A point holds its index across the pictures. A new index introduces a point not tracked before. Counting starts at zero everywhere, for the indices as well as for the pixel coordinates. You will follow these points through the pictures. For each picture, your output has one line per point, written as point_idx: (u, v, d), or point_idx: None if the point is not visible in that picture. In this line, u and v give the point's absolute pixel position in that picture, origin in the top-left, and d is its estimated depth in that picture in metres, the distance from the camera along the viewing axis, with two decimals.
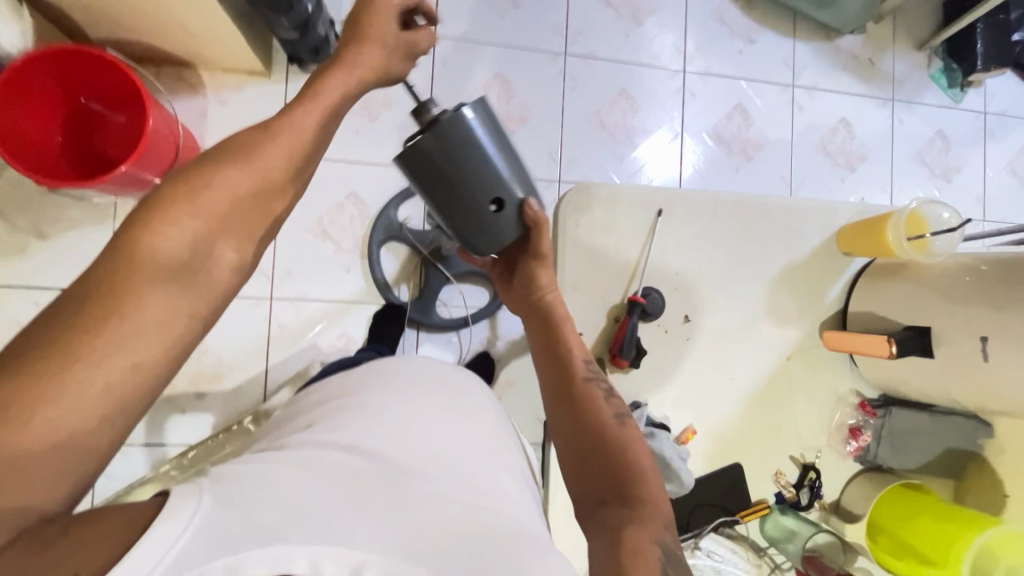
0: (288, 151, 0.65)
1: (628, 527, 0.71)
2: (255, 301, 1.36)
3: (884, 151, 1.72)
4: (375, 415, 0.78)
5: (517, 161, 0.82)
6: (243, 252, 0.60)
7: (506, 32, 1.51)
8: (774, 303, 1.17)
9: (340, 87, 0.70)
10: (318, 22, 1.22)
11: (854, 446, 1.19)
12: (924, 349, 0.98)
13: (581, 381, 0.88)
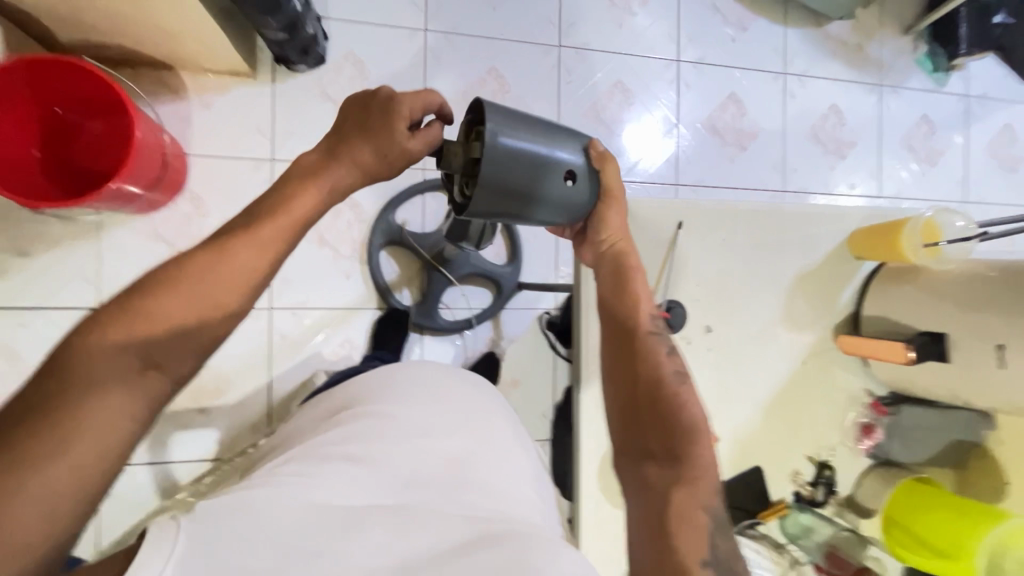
0: (249, 264, 0.63)
1: (679, 503, 0.68)
2: (254, 312, 1.33)
3: (872, 137, 1.74)
4: (392, 425, 0.81)
5: (546, 128, 0.78)
6: (185, 370, 0.60)
7: (498, 24, 1.47)
8: (790, 309, 1.05)
9: (323, 190, 0.68)
10: (307, 21, 1.16)
11: (867, 445, 1.06)
12: (940, 354, 0.93)
13: (644, 333, 0.77)
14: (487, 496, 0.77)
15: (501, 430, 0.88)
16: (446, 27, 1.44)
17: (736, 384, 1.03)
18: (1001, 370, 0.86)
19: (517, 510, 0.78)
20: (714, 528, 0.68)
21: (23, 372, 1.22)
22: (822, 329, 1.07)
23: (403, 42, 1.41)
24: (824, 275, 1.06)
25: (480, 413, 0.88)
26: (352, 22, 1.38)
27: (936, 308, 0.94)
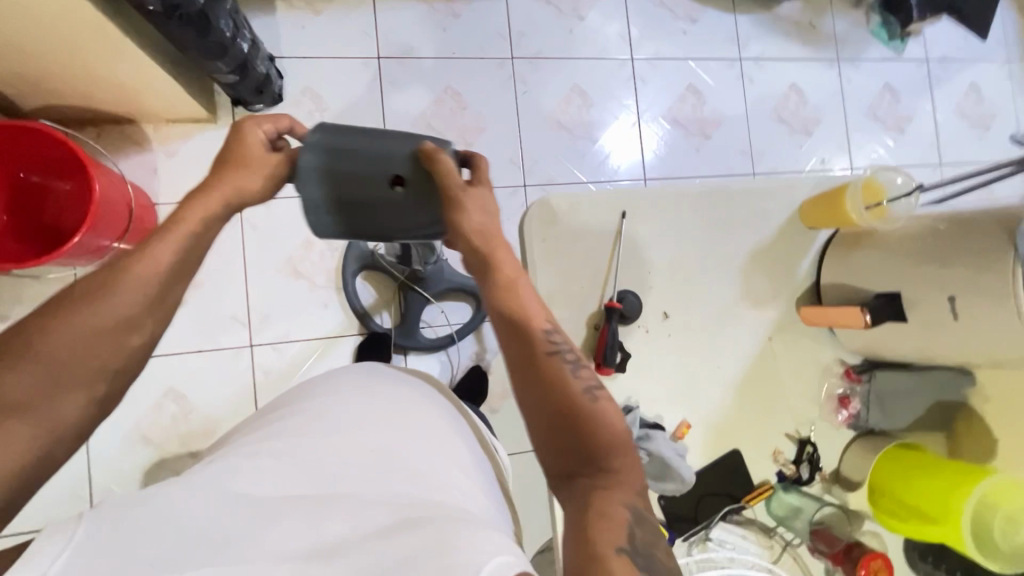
0: (139, 288, 0.70)
1: (598, 505, 0.70)
2: (235, 351, 1.34)
3: (837, 111, 1.75)
4: (319, 420, 0.79)
5: (367, 138, 0.79)
6: (93, 392, 0.67)
7: (450, 44, 1.50)
8: (748, 287, 1.29)
9: (199, 216, 0.75)
10: (257, 61, 1.19)
11: (845, 414, 1.29)
12: (897, 313, 1.08)
13: (544, 354, 0.79)
14: (418, 481, 0.73)
15: (438, 414, 0.84)
16: (399, 52, 1.46)
17: (701, 364, 1.27)
18: (955, 321, 0.98)
19: (449, 494, 0.72)
20: (635, 522, 0.70)
21: None
22: (785, 303, 1.31)
23: (358, 71, 1.44)
24: (773, 249, 1.30)
25: (414, 399, 0.84)
26: (306, 58, 1.41)
27: (892, 274, 1.07)
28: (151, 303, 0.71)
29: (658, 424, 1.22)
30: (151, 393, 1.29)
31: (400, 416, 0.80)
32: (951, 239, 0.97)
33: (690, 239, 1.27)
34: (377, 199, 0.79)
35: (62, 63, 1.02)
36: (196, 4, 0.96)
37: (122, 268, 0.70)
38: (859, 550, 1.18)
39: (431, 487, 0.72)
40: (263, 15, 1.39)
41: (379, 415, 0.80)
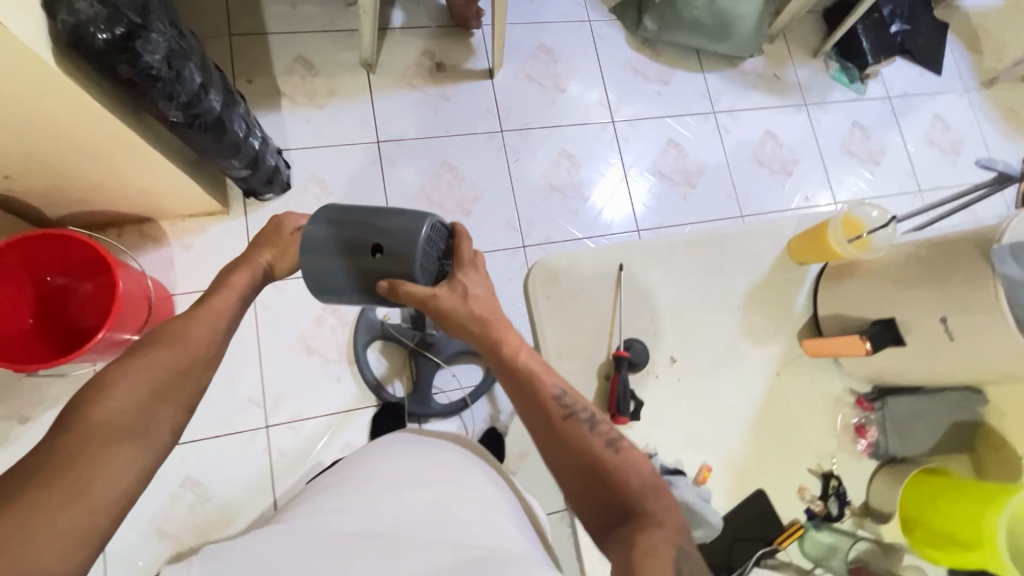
0: (209, 333, 0.77)
1: (643, 544, 0.67)
2: (251, 433, 1.34)
3: (812, 151, 1.84)
4: (366, 479, 0.74)
5: (363, 210, 0.82)
6: (179, 419, 0.70)
7: (442, 123, 1.61)
8: (748, 323, 1.15)
9: (246, 280, 0.87)
10: (266, 154, 1.28)
11: (865, 444, 1.14)
12: (895, 338, 1.02)
13: (559, 418, 0.79)
14: (474, 533, 0.70)
15: (481, 470, 0.82)
16: (396, 135, 1.58)
17: (716, 411, 1.11)
18: (952, 341, 0.94)
19: (507, 543, 0.69)
20: (682, 557, 0.67)
21: None
22: (787, 337, 1.16)
23: (359, 156, 1.54)
24: (771, 284, 1.16)
25: (460, 457, 0.82)
26: (311, 148, 1.52)
27: (883, 294, 1.02)
28: (220, 341, 0.79)
29: (678, 470, 1.05)
30: (168, 484, 1.28)
31: (451, 472, 0.77)
32: (939, 259, 0.93)
33: (687, 281, 1.12)
34: (346, 272, 0.82)
35: (92, 174, 1.10)
36: (214, 112, 1.05)
37: (190, 317, 0.78)
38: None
39: (486, 538, 0.69)
40: (270, 114, 1.52)
41: (429, 471, 0.77)
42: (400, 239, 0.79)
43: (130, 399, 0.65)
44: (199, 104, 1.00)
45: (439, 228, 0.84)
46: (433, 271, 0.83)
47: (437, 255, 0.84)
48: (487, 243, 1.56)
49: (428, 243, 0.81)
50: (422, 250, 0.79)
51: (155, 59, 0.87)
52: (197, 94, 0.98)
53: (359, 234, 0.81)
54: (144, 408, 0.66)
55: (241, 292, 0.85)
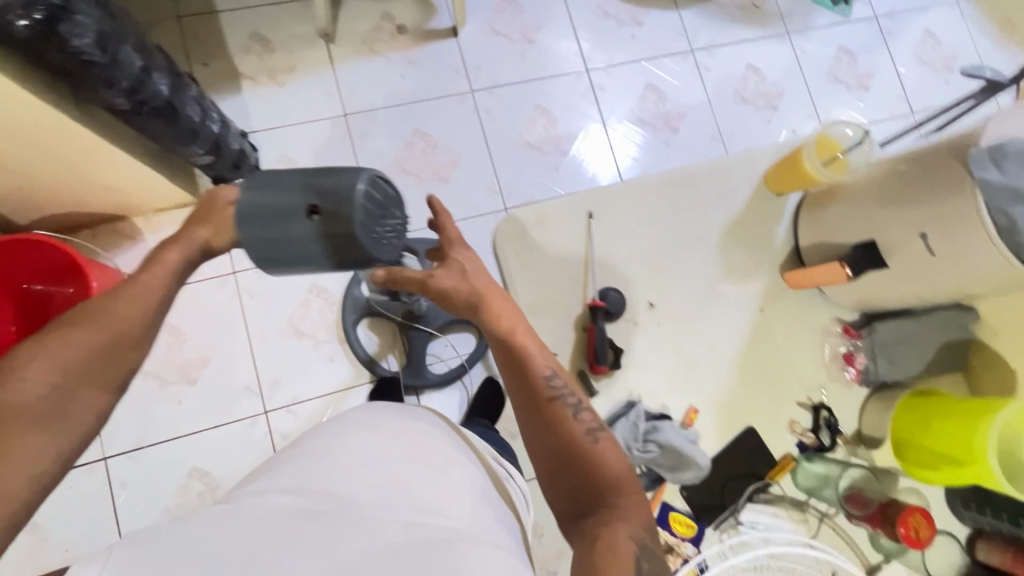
0: (139, 313, 0.73)
1: (603, 540, 0.70)
2: (251, 421, 1.35)
3: (798, 82, 1.76)
4: (328, 457, 0.77)
5: (294, 172, 0.76)
6: (103, 400, 0.68)
7: (410, 89, 1.55)
8: (727, 265, 1.42)
9: (179, 256, 0.80)
10: (229, 138, 1.24)
11: (853, 371, 1.38)
12: (876, 261, 1.15)
13: (546, 400, 0.81)
14: (426, 509, 0.73)
15: (438, 443, 0.85)
16: (364, 106, 1.52)
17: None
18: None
19: (459, 521, 0.73)
20: (641, 556, 0.70)
21: (47, 540, 1.23)
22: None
23: (328, 132, 1.49)
24: (739, 229, 1.43)
25: (417, 432, 0.85)
26: (277, 129, 1.47)
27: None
28: (150, 320, 0.74)
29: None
30: (176, 476, 1.30)
31: (405, 448, 0.80)
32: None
33: (661, 228, 1.43)
34: (287, 243, 0.75)
35: (49, 175, 1.07)
36: (163, 97, 1.01)
37: (115, 295, 0.73)
38: (893, 510, 1.26)
39: (437, 515, 0.72)
40: (231, 96, 1.46)
41: (386, 450, 0.79)
42: (337, 199, 0.71)
43: (38, 386, 0.62)
44: (144, 88, 0.96)
45: (380, 183, 0.74)
46: (377, 234, 0.73)
47: (380, 215, 0.74)
48: (468, 210, 1.53)
49: (366, 202, 0.72)
50: (359, 211, 0.71)
51: (85, 43, 0.82)
52: (140, 78, 0.94)
53: (294, 198, 0.74)
54: (56, 396, 0.63)
55: (174, 270, 0.79)
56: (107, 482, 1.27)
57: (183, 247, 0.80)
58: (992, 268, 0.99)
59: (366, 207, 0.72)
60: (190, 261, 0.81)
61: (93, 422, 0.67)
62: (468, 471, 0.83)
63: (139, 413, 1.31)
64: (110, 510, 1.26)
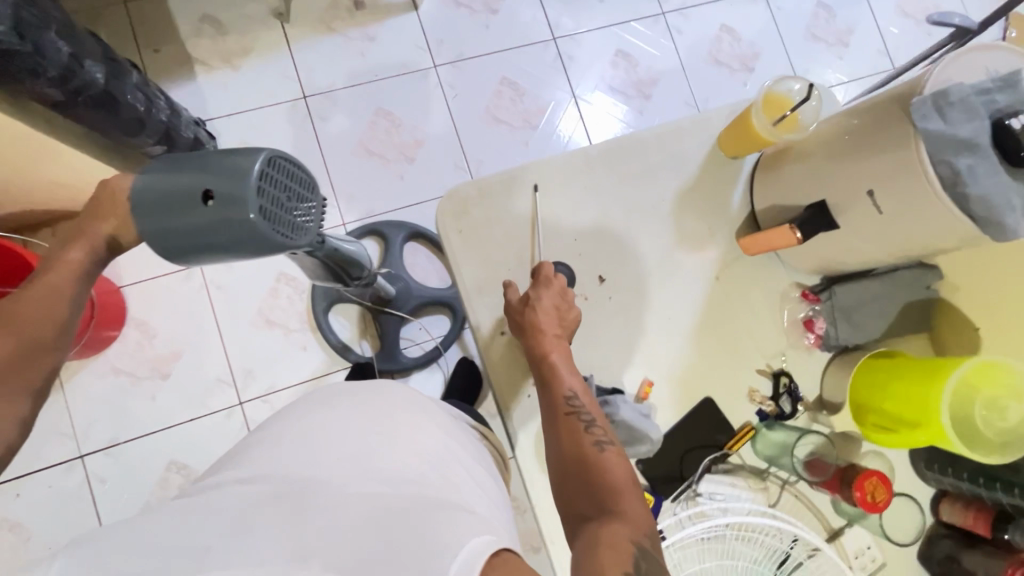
0: (50, 315, 0.68)
1: (605, 538, 0.67)
2: (226, 412, 1.33)
3: (774, 41, 1.71)
4: (283, 442, 0.70)
5: (185, 158, 0.68)
6: (25, 402, 0.67)
7: (371, 66, 1.50)
8: (705, 214, 1.03)
9: (82, 252, 0.71)
10: (180, 127, 1.21)
11: (813, 337, 1.02)
12: (829, 223, 0.89)
13: (563, 415, 0.82)
14: (395, 479, 0.65)
15: (411, 413, 0.77)
16: (324, 87, 1.48)
17: (652, 322, 0.99)
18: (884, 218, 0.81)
19: (434, 488, 0.66)
20: (641, 557, 0.64)
21: (28, 541, 1.22)
22: (725, 240, 1.03)
23: (287, 116, 1.45)
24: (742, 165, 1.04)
25: (386, 404, 0.77)
26: (235, 115, 1.43)
27: (810, 180, 0.89)
28: (66, 321, 0.69)
29: (616, 390, 0.96)
30: (153, 471, 1.28)
31: (370, 422, 0.73)
32: (867, 133, 0.79)
33: None
34: (183, 229, 0.66)
35: None
36: (99, 85, 0.98)
37: (19, 302, 0.67)
38: (852, 472, 0.96)
39: (407, 484, 0.65)
40: (184, 83, 1.42)
41: (351, 425, 0.72)
42: (234, 181, 0.64)
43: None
44: (76, 76, 0.93)
45: (284, 165, 0.68)
46: (281, 219, 0.66)
47: (286, 198, 0.68)
48: (437, 189, 1.49)
49: (266, 182, 0.65)
50: (257, 192, 0.63)
51: (0, 31, 0.78)
52: (68, 65, 0.91)
53: (187, 176, 0.66)
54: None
55: (83, 270, 0.71)
56: (84, 480, 1.26)
57: (87, 243, 0.70)
58: (950, 228, 0.76)
59: (267, 189, 0.65)
60: (100, 256, 0.72)
61: (17, 428, 0.66)
62: (447, 441, 0.76)
63: (113, 410, 1.29)
64: (89, 507, 1.25)
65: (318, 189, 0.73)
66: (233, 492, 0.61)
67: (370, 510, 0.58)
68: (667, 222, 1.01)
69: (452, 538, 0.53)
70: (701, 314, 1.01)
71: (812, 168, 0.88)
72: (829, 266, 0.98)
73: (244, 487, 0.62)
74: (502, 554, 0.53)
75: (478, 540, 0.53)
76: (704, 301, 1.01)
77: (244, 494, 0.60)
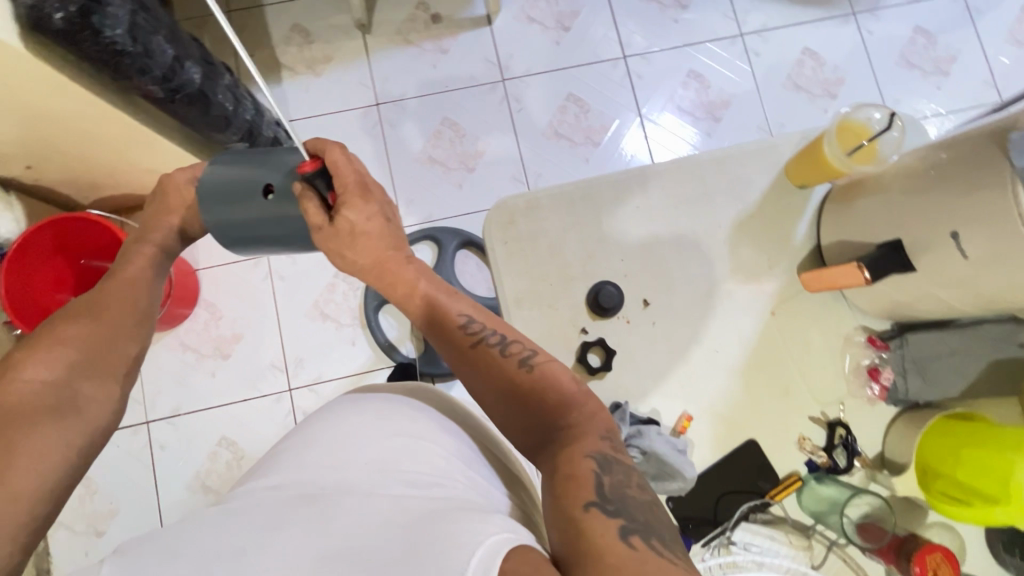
0: (130, 300, 0.74)
1: (563, 468, 0.57)
2: (276, 397, 1.40)
3: (862, 67, 1.60)
4: (308, 448, 0.64)
5: (242, 155, 0.76)
6: (112, 389, 0.68)
7: (442, 77, 1.56)
8: (769, 248, 0.97)
9: (153, 243, 0.79)
10: (262, 126, 1.29)
11: (878, 388, 0.93)
12: (902, 263, 0.81)
13: (469, 348, 0.69)
14: (420, 483, 0.58)
15: (434, 414, 0.70)
16: (396, 95, 1.54)
17: (696, 354, 0.95)
18: (968, 262, 0.73)
19: (458, 489, 0.58)
20: (602, 472, 0.56)
21: (94, 494, 1.33)
22: (784, 273, 0.97)
23: (359, 121, 1.52)
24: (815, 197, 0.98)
25: (411, 403, 0.70)
26: (314, 117, 1.52)
27: (889, 217, 0.82)
28: (142, 308, 0.75)
29: (652, 420, 0.92)
30: (206, 445, 1.37)
31: (393, 421, 0.66)
32: (958, 166, 0.71)
33: None
34: (243, 220, 0.75)
35: (99, 155, 1.13)
36: (195, 84, 1.06)
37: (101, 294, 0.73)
38: (911, 544, 0.87)
39: (433, 486, 0.57)
40: (271, 86, 1.52)
41: (371, 426, 0.65)
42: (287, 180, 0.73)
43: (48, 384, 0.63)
44: (177, 76, 1.02)
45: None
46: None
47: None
48: (493, 200, 1.51)
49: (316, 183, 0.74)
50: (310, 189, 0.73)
51: (117, 33, 0.88)
52: (171, 66, 1.00)
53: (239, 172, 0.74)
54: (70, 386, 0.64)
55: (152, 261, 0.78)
56: (147, 445, 1.36)
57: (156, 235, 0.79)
58: None
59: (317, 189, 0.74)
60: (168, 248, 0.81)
61: (109, 414, 0.67)
62: (470, 445, 0.68)
63: (177, 382, 1.39)
64: (149, 471, 1.35)
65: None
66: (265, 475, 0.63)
67: (394, 513, 0.52)
68: (724, 249, 0.97)
69: (471, 537, 0.45)
70: (751, 349, 0.95)
71: (891, 204, 0.81)
72: (901, 311, 0.90)
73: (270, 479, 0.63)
74: (520, 551, 0.44)
75: (496, 536, 0.45)
76: (755, 336, 0.95)
77: (265, 487, 0.59)
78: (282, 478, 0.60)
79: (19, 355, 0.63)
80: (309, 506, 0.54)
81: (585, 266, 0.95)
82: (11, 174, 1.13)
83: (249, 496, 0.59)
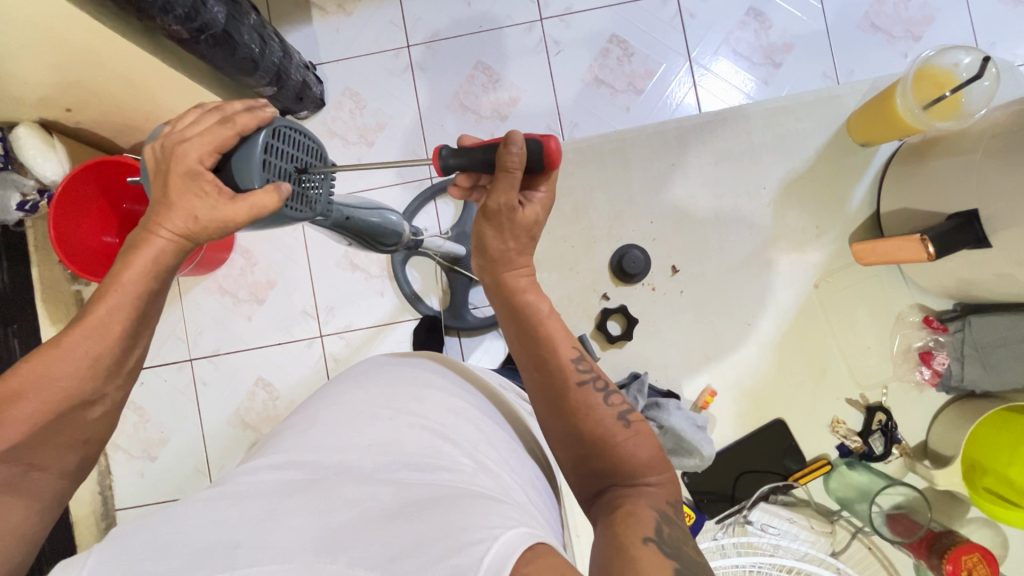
0: (127, 304, 0.57)
1: (623, 504, 0.51)
2: (308, 342, 1.43)
3: (957, 3, 1.38)
4: (310, 431, 0.62)
5: (170, 128, 0.58)
6: (108, 407, 0.59)
7: (476, 17, 1.46)
8: (782, 225, 0.98)
9: (174, 220, 0.56)
10: (291, 69, 1.25)
11: (929, 373, 0.93)
12: (975, 238, 0.73)
13: (573, 386, 0.60)
14: (426, 466, 0.55)
15: (440, 393, 0.66)
16: (426, 37, 1.46)
17: (724, 323, 0.98)
18: None
19: (466, 477, 0.54)
20: (663, 523, 0.49)
21: (146, 422, 1.43)
22: (833, 241, 0.97)
23: (390, 64, 1.46)
24: (841, 166, 0.97)
25: (412, 384, 0.66)
26: (344, 60, 1.47)
27: (964, 181, 0.74)
28: (143, 314, 0.58)
29: (670, 393, 0.96)
30: (244, 384, 1.43)
31: (392, 400, 0.63)
32: None
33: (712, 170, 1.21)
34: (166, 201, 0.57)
35: (130, 102, 1.12)
36: (219, 24, 1.03)
37: (109, 285, 0.57)
38: (946, 540, 0.85)
39: (439, 470, 0.55)
40: (301, 27, 1.47)
41: (373, 404, 0.63)
42: (240, 158, 0.56)
43: (33, 408, 0.53)
44: (200, 16, 0.98)
45: (290, 134, 0.60)
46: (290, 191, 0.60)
47: (292, 170, 0.61)
48: None
49: (271, 155, 0.58)
50: (262, 167, 0.57)
51: None
52: (194, 5, 0.96)
53: (194, 146, 0.55)
54: (59, 413, 0.55)
55: (170, 248, 0.57)
56: (191, 381, 1.43)
57: (166, 231, 0.57)
58: None
59: (274, 160, 0.58)
60: (191, 216, 0.56)
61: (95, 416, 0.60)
62: (484, 427, 0.64)
63: (217, 324, 1.44)
64: (193, 404, 1.43)
65: (329, 159, 0.66)
66: (278, 441, 0.62)
67: (399, 500, 0.49)
68: (768, 210, 0.98)
69: (485, 533, 0.41)
70: (782, 322, 0.98)
71: (972, 166, 0.73)
72: (966, 287, 0.85)
73: (268, 456, 0.59)
74: (540, 548, 0.40)
75: (512, 533, 0.41)
76: (793, 308, 0.98)
77: (267, 468, 0.57)
78: (288, 453, 0.58)
79: (27, 364, 0.54)
80: (310, 490, 0.51)
81: (610, 229, 1.00)
82: (53, 116, 1.13)
83: (254, 470, 0.57)
